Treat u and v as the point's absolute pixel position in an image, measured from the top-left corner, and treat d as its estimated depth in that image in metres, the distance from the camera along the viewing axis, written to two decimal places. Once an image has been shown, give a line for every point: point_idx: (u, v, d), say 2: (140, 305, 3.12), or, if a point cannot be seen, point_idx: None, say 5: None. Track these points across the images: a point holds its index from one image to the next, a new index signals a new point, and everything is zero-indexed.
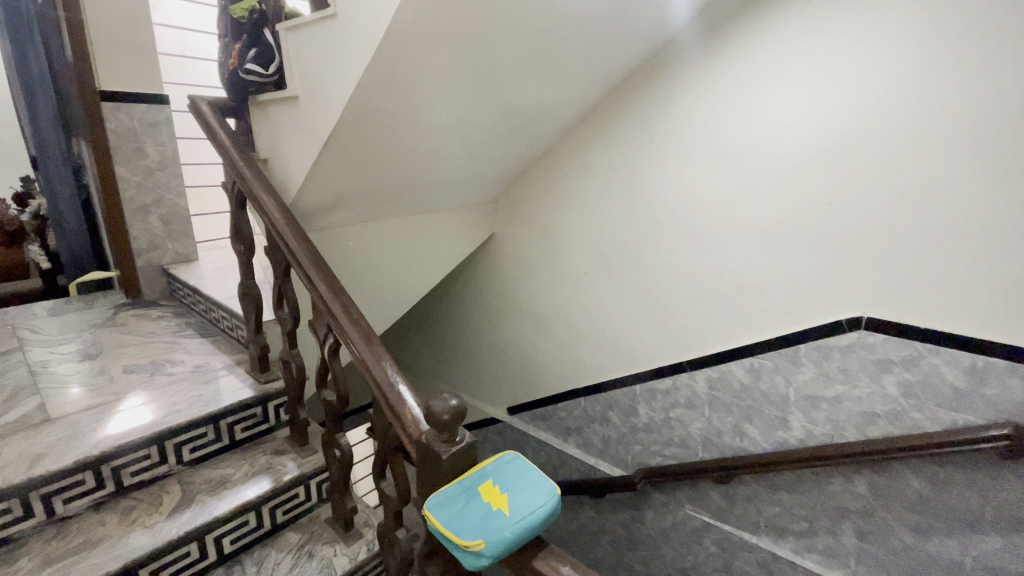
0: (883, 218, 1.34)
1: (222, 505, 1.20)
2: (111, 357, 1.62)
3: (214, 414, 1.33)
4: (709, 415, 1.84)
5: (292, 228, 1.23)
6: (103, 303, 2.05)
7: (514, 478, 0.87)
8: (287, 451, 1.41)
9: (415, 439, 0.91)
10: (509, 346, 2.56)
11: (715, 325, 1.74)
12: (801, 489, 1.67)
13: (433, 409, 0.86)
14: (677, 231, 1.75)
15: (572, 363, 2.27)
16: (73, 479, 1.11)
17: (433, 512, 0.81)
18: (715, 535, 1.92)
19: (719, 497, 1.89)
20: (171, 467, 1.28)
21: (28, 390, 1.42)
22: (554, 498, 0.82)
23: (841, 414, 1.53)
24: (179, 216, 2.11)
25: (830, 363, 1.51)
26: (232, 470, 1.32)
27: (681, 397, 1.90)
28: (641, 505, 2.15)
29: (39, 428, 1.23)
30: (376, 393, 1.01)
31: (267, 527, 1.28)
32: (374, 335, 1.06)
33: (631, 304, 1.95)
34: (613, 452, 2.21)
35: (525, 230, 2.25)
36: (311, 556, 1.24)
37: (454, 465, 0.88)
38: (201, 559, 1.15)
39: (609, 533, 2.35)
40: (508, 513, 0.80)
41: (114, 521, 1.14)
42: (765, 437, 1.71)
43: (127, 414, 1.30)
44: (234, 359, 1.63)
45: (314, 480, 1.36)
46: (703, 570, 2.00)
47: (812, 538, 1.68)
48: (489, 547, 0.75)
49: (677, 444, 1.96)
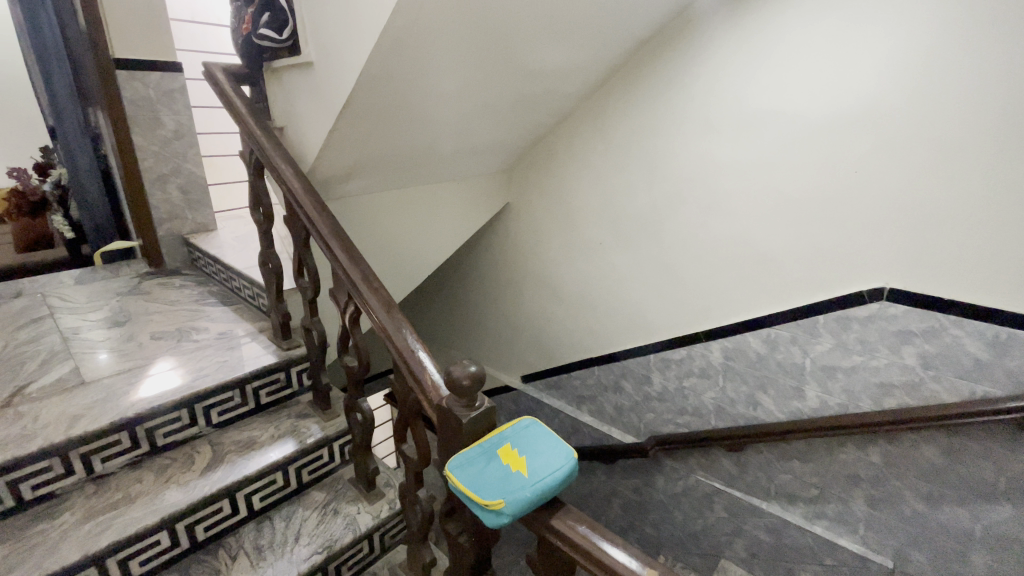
0: (908, 186, 1.30)
1: (251, 464, 1.25)
2: (139, 324, 1.67)
3: (240, 378, 1.38)
4: (723, 385, 1.85)
5: (310, 197, 1.24)
6: (127, 272, 2.10)
7: (532, 441, 0.89)
8: (311, 414, 1.46)
9: (435, 403, 0.93)
10: (524, 316, 2.58)
11: (733, 295, 1.73)
12: (814, 458, 1.68)
13: (453, 374, 0.88)
14: (696, 200, 1.72)
15: (586, 333, 2.29)
16: (109, 438, 1.16)
17: (454, 472, 0.84)
18: (725, 500, 1.96)
19: (731, 464, 1.92)
20: (201, 429, 1.34)
21: (62, 354, 1.48)
22: (572, 461, 0.85)
23: (857, 385, 1.53)
24: (197, 186, 2.13)
25: (848, 334, 1.50)
26: (258, 432, 1.37)
27: (695, 366, 1.91)
28: (653, 471, 2.20)
29: (75, 391, 1.28)
30: (396, 360, 1.03)
31: (293, 486, 1.33)
32: (393, 303, 1.08)
33: (647, 274, 1.94)
34: (625, 419, 2.25)
35: (540, 199, 2.23)
36: (337, 513, 1.30)
37: (474, 429, 0.90)
38: (232, 514, 1.21)
39: (621, 497, 2.41)
40: (526, 474, 0.82)
41: (149, 478, 1.19)
42: (779, 406, 1.73)
43: (157, 378, 1.34)
44: (256, 326, 1.67)
45: (337, 443, 1.41)
46: (712, 534, 2.05)
47: (822, 505, 1.71)
48: (510, 505, 0.78)
49: (690, 412, 1.99)
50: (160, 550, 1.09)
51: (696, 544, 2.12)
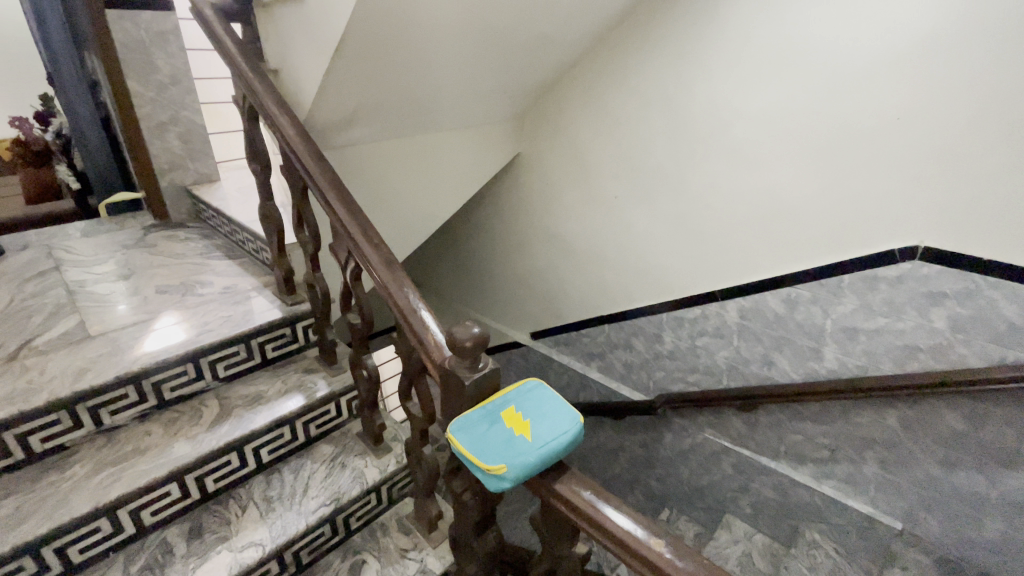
0: (954, 135, 1.17)
1: (258, 418, 1.25)
2: (144, 278, 1.66)
3: (245, 333, 1.37)
4: (737, 344, 1.80)
5: (307, 147, 1.17)
6: (132, 224, 2.07)
7: (538, 405, 0.86)
8: (317, 369, 1.45)
9: (437, 363, 0.90)
10: (534, 271, 2.52)
11: (754, 251, 1.64)
12: (828, 419, 1.65)
13: (455, 335, 0.84)
14: (717, 148, 1.61)
15: (597, 290, 2.23)
16: (117, 392, 1.17)
17: (456, 435, 0.82)
18: (733, 458, 1.95)
19: (740, 423, 1.90)
20: (208, 383, 1.34)
21: (68, 308, 1.47)
22: (577, 426, 0.82)
23: (879, 347, 1.47)
24: (197, 135, 2.06)
25: (874, 295, 1.43)
26: (265, 387, 1.37)
27: (709, 325, 1.85)
28: (661, 428, 2.20)
29: (81, 344, 1.28)
30: (398, 319, 0.99)
31: (301, 440, 1.34)
32: (394, 259, 1.03)
33: (663, 228, 1.86)
34: (635, 377, 2.23)
35: (553, 149, 2.12)
36: (344, 467, 1.31)
37: (476, 391, 0.87)
38: (242, 466, 1.22)
39: (628, 452, 2.43)
40: (530, 439, 0.79)
41: (158, 431, 1.20)
42: (794, 367, 1.68)
43: (162, 333, 1.33)
44: (260, 281, 1.64)
45: (344, 398, 1.40)
46: (718, 490, 2.06)
47: (832, 466, 1.69)
48: (512, 471, 0.75)
49: (702, 371, 1.95)
50: (171, 501, 1.11)
51: (701, 498, 2.14)
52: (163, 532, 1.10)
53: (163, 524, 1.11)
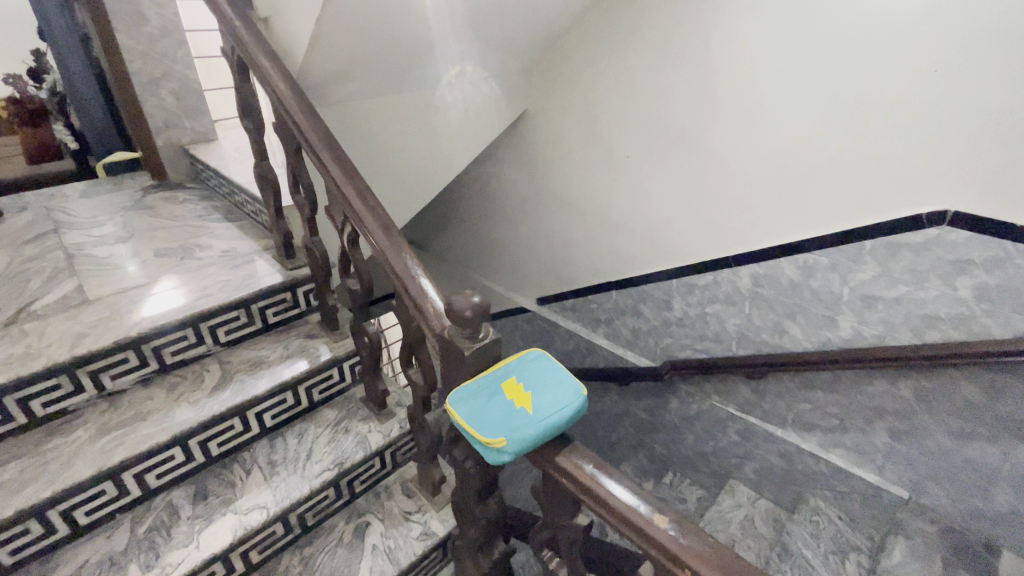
0: (998, 88, 1.06)
1: (260, 383, 1.24)
2: (143, 240, 1.63)
3: (245, 298, 1.34)
4: (748, 312, 1.75)
5: (299, 104, 1.10)
6: (131, 185, 2.03)
7: (541, 375, 0.83)
8: (320, 334, 1.43)
9: (437, 333, 0.87)
10: (540, 235, 2.46)
11: (768, 217, 1.55)
12: (839, 389, 1.61)
13: (455, 305, 0.80)
14: (735, 105, 1.50)
15: (605, 256, 2.16)
16: (117, 357, 1.16)
17: (455, 406, 0.79)
18: (739, 425, 1.94)
19: (748, 390, 1.88)
20: (210, 347, 1.33)
21: (66, 272, 1.46)
22: (580, 398, 0.79)
23: (897, 316, 1.43)
24: (192, 91, 1.97)
25: (897, 263, 1.37)
26: (267, 352, 1.36)
27: (720, 292, 1.80)
28: (667, 394, 2.18)
29: (80, 309, 1.27)
30: (397, 286, 0.96)
31: (305, 405, 1.33)
32: (392, 224, 0.98)
33: (676, 191, 1.77)
34: (641, 343, 2.20)
35: (562, 107, 2.01)
36: (348, 431, 1.31)
37: (477, 362, 0.84)
38: (245, 431, 1.22)
39: (632, 416, 2.43)
40: (531, 412, 0.76)
41: (160, 395, 1.19)
42: (807, 335, 1.63)
43: (161, 297, 1.31)
44: (260, 244, 1.61)
45: (347, 363, 1.38)
46: (722, 456, 2.06)
47: (841, 435, 1.67)
48: (512, 445, 0.73)
49: (710, 339, 1.92)
50: (175, 465, 1.12)
51: (705, 464, 2.15)
52: (169, 494, 1.12)
53: (168, 487, 1.12)
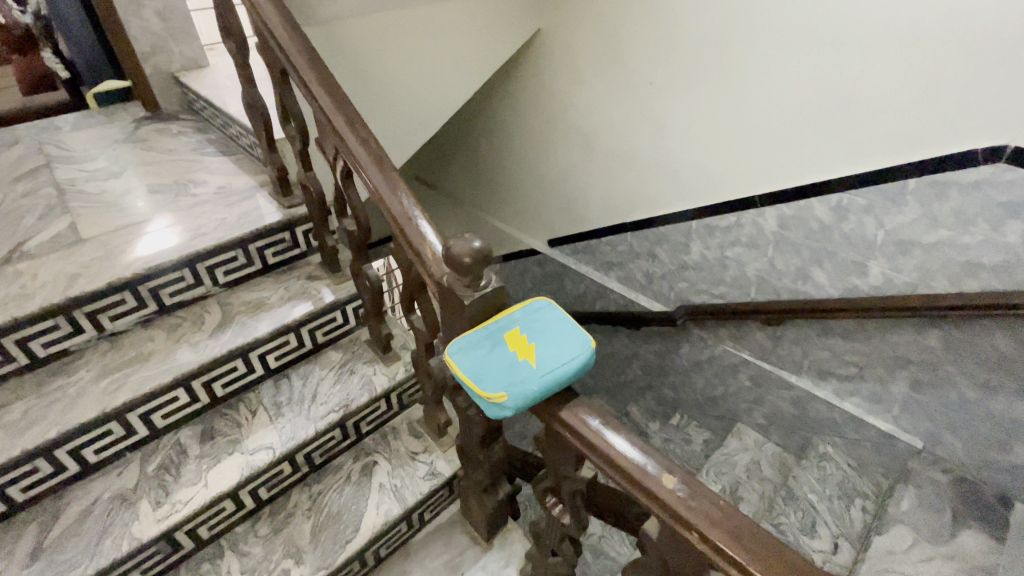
0: None
1: (261, 325, 1.21)
2: (136, 176, 1.57)
3: (241, 237, 1.28)
4: (772, 256, 1.65)
5: (284, 23, 0.99)
6: (122, 117, 1.93)
7: (546, 326, 0.77)
8: (321, 276, 1.37)
9: (436, 280, 0.80)
10: (553, 172, 2.32)
11: (804, 153, 1.41)
12: (862, 337, 1.54)
13: (453, 250, 0.73)
14: (777, 21, 1.32)
15: (623, 194, 2.02)
16: (114, 298, 1.13)
17: (454, 358, 0.74)
18: (752, 371, 1.89)
19: (764, 336, 1.82)
20: (209, 288, 1.29)
21: (59, 210, 1.41)
22: (587, 351, 0.73)
23: (935, 263, 1.32)
24: (177, 11, 1.81)
25: (942, 205, 1.24)
26: (268, 293, 1.31)
27: (743, 234, 1.69)
28: (678, 339, 2.14)
29: (74, 249, 1.23)
30: (394, 229, 0.88)
31: (309, 347, 1.30)
32: (387, 159, 0.90)
33: (703, 123, 1.61)
34: (655, 287, 2.13)
35: (580, 26, 1.81)
36: (353, 373, 1.28)
37: (479, 310, 0.78)
38: (249, 372, 1.21)
39: (641, 359, 2.41)
40: (534, 365, 0.71)
41: (160, 337, 1.17)
42: (833, 281, 1.54)
43: (155, 237, 1.27)
44: (257, 180, 1.52)
45: (350, 306, 1.33)
46: (732, 400, 2.04)
47: (858, 383, 1.62)
48: (513, 400, 0.69)
49: (729, 284, 1.83)
50: (181, 405, 1.11)
51: (714, 407, 2.14)
52: (176, 434, 1.12)
53: (175, 426, 1.13)
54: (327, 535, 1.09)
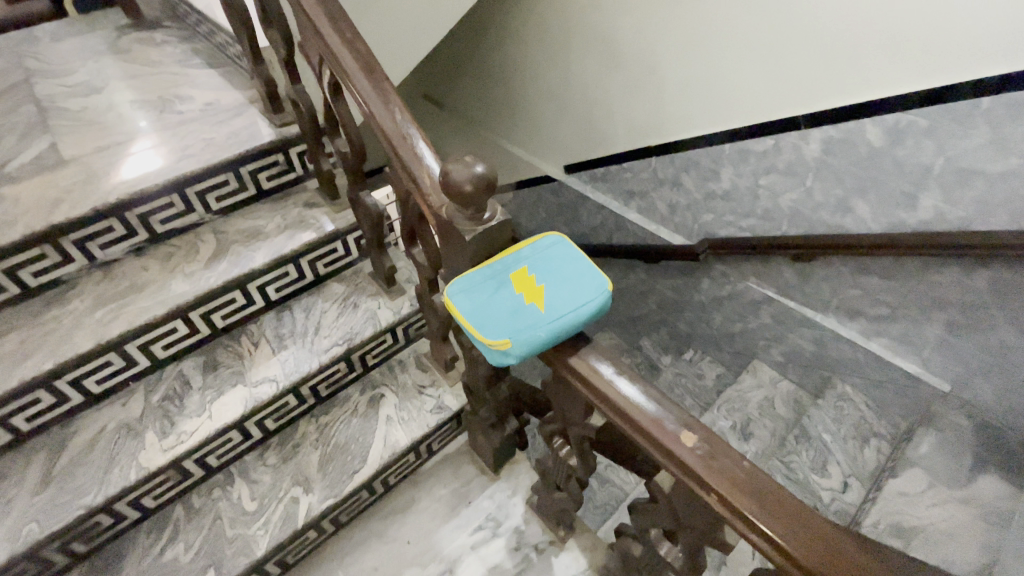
0: None
1: (257, 256, 1.14)
2: (119, 92, 1.44)
3: (231, 160, 1.18)
4: (811, 186, 1.51)
5: None
6: (103, 25, 1.76)
7: (558, 267, 0.68)
8: (319, 203, 1.28)
9: (435, 212, 0.71)
10: (572, 89, 2.11)
11: (858, 62, 1.21)
12: (901, 275, 1.43)
13: (451, 177, 0.63)
14: None
15: (646, 113, 1.83)
16: (100, 225, 1.07)
17: (454, 299, 0.67)
18: (774, 309, 1.80)
19: (791, 273, 1.71)
20: (202, 215, 1.22)
21: (39, 128, 1.32)
22: (603, 295, 0.65)
23: (997, 196, 1.18)
24: None
25: (1017, 128, 1.09)
26: (264, 221, 1.23)
27: (781, 161, 1.53)
28: (698, 274, 2.03)
29: (56, 172, 1.15)
30: (388, 152, 0.78)
31: (310, 278, 1.24)
32: (379, 68, 0.78)
33: (744, 25, 1.38)
34: (678, 218, 1.99)
35: None
36: (356, 307, 1.22)
37: (482, 246, 0.69)
38: (249, 304, 1.16)
39: (657, 294, 2.33)
40: (542, 310, 0.64)
41: (154, 267, 1.12)
42: (876, 215, 1.41)
43: (139, 159, 1.18)
44: (246, 96, 1.39)
45: (351, 236, 1.25)
46: (750, 337, 1.97)
47: (888, 324, 1.54)
48: (517, 347, 0.62)
49: (758, 216, 1.70)
50: (181, 337, 1.08)
51: (730, 343, 2.08)
52: (178, 365, 1.10)
53: (177, 358, 1.11)
54: (335, 465, 1.09)
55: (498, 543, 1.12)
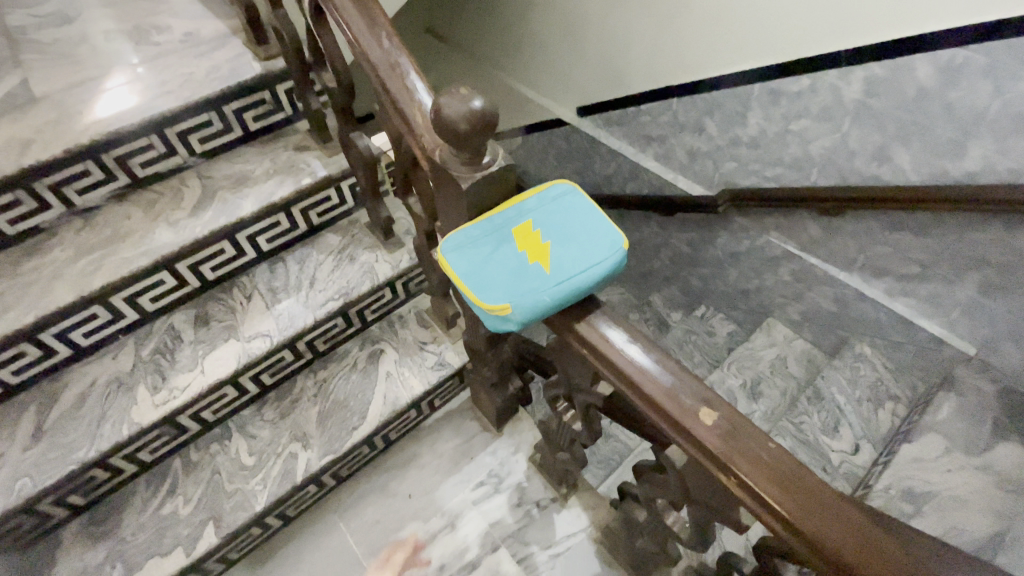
0: None
1: (245, 203, 1.06)
2: (91, 21, 1.32)
3: (212, 97, 1.08)
4: (847, 132, 1.37)
5: None
6: None
7: (566, 221, 0.61)
8: (310, 147, 1.18)
9: (428, 157, 0.63)
10: (587, 21, 1.92)
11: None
12: (937, 233, 1.33)
13: (444, 114, 0.54)
14: None
15: (666, 48, 1.67)
16: (75, 169, 0.99)
17: (449, 257, 0.60)
18: (794, 266, 1.71)
19: (816, 228, 1.60)
20: (185, 158, 1.14)
21: (8, 62, 1.21)
22: (617, 255, 0.58)
23: None
24: None
25: None
26: (252, 166, 1.15)
27: (815, 104, 1.39)
28: (715, 228, 1.92)
29: (26, 111, 1.06)
30: (375, 87, 0.69)
31: (303, 228, 1.17)
32: None
33: None
34: (697, 167, 1.87)
35: None
36: (353, 260, 1.16)
37: (480, 197, 0.62)
38: (239, 255, 1.10)
39: (671, 248, 2.23)
40: (547, 270, 0.57)
41: (137, 214, 1.06)
42: (917, 164, 1.29)
43: (113, 95, 1.08)
44: (228, 26, 1.27)
45: (345, 183, 1.16)
46: (766, 295, 1.90)
47: (916, 284, 1.45)
48: (519, 312, 0.56)
49: (785, 165, 1.58)
50: (168, 290, 1.03)
51: (744, 300, 2.01)
52: (168, 318, 1.06)
53: (167, 310, 1.06)
54: (334, 422, 1.06)
55: (500, 500, 1.11)
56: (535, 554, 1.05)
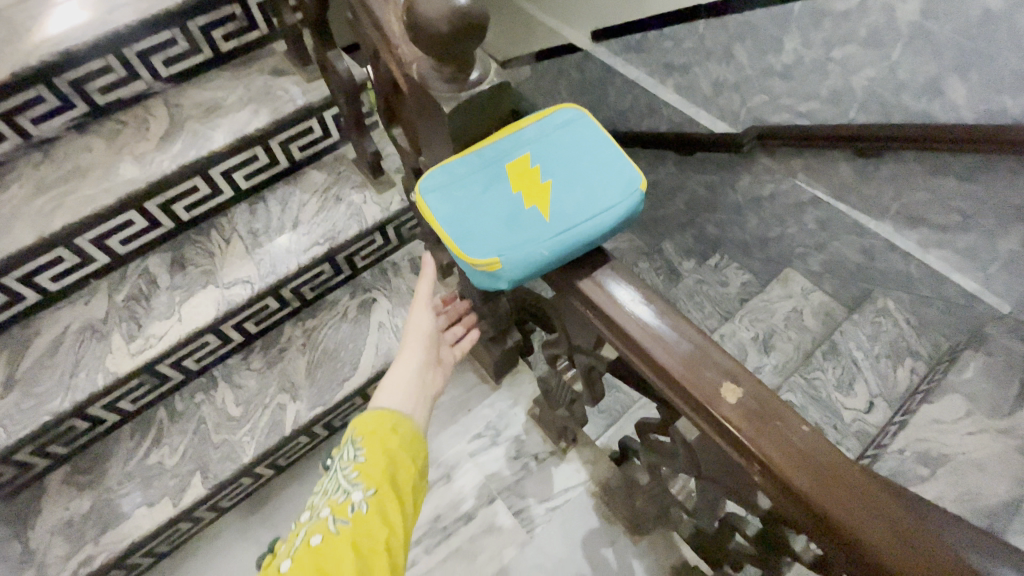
0: None
1: (217, 135, 0.96)
2: None
3: (176, 11, 0.94)
4: (896, 61, 1.23)
5: None
6: None
7: (571, 157, 0.51)
8: (288, 71, 1.05)
9: (406, 73, 0.52)
10: None
11: None
12: (985, 178, 1.20)
13: (418, 13, 0.43)
14: None
15: None
16: (26, 95, 0.88)
17: (429, 198, 0.51)
18: (820, 213, 1.59)
19: (850, 171, 1.46)
20: (150, 84, 1.02)
21: None
22: (630, 201, 0.49)
23: None
24: None
25: None
26: (224, 93, 1.03)
27: (866, 27, 1.24)
28: (736, 169, 1.76)
29: None
30: None
31: (285, 164, 1.07)
32: None
33: None
34: (722, 101, 1.70)
35: None
36: (339, 200, 1.06)
37: (466, 124, 0.52)
38: (216, 193, 1.01)
39: (687, 192, 2.09)
40: (546, 218, 0.48)
41: (99, 147, 0.96)
42: (972, 100, 1.15)
43: (65, 9, 0.94)
44: None
45: (328, 113, 1.04)
46: (786, 244, 1.79)
47: (955, 235, 1.34)
48: (510, 269, 0.47)
49: (822, 99, 1.43)
50: (140, 231, 0.95)
51: (762, 249, 1.90)
52: (143, 262, 0.99)
53: (141, 253, 0.99)
54: (323, 373, 1.01)
55: (498, 452, 1.08)
56: (532, 507, 1.02)
